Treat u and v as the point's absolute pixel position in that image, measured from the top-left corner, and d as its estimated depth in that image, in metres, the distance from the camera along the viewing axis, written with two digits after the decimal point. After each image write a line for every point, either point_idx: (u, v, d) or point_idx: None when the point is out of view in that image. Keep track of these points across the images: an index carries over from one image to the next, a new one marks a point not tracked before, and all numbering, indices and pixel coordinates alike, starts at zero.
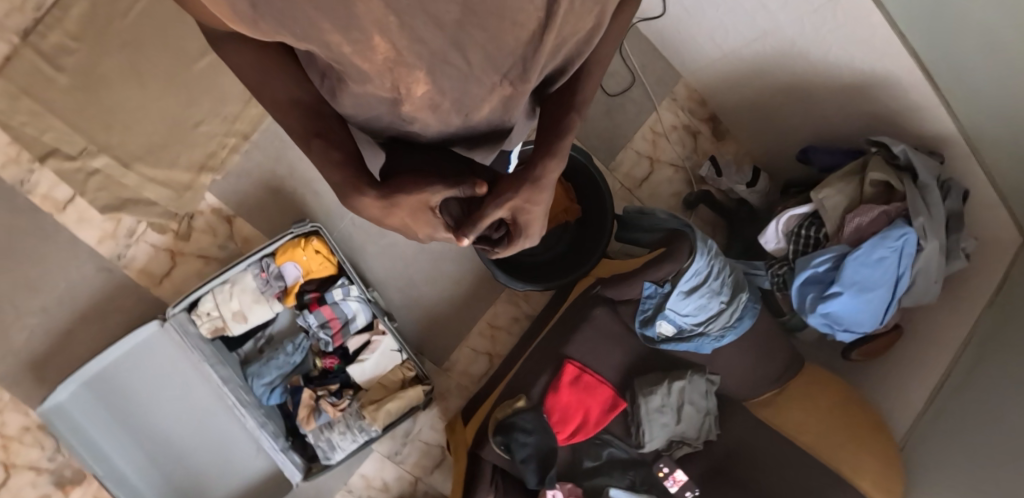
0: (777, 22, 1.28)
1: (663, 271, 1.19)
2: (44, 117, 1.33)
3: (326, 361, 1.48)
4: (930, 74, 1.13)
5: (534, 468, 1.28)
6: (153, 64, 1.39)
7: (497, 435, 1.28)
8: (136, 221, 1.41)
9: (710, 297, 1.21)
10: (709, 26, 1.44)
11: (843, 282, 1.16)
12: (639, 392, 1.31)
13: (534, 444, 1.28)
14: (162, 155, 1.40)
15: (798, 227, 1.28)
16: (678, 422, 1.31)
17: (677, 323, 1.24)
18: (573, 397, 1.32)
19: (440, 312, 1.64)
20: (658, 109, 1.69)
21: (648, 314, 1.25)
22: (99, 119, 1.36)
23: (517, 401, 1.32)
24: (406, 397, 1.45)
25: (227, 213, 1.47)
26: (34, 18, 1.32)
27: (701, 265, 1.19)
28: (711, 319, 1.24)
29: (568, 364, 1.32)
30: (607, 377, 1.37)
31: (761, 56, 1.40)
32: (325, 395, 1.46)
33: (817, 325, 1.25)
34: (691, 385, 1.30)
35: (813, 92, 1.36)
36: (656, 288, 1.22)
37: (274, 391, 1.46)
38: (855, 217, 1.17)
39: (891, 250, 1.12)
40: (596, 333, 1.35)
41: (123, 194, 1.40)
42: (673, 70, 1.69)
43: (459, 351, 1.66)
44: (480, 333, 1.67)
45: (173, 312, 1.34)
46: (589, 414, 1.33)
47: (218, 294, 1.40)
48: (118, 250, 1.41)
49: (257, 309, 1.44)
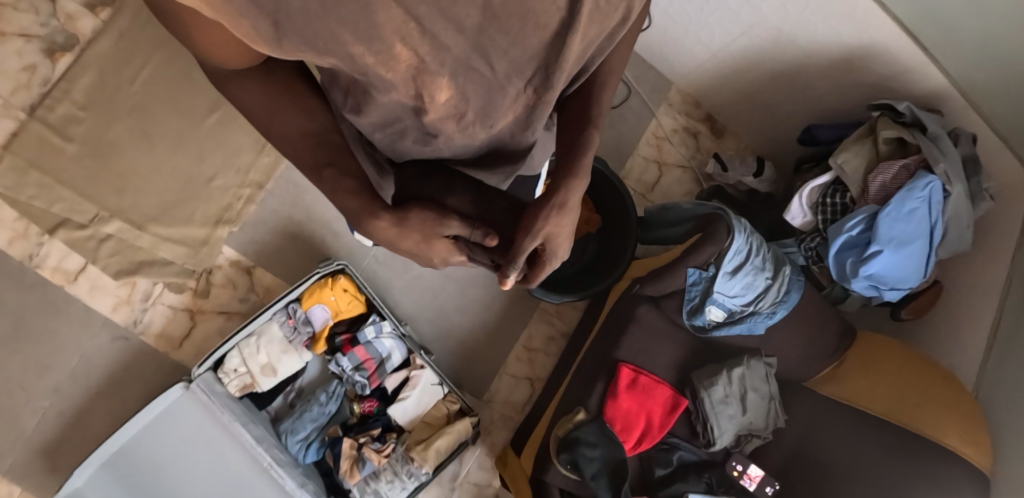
0: (761, 14, 1.37)
1: (704, 254, 1.19)
2: (53, 188, 1.30)
3: (365, 405, 1.40)
4: (915, 35, 1.20)
5: (605, 484, 1.20)
6: (161, 124, 1.37)
7: (562, 453, 1.21)
8: (151, 283, 1.36)
9: (756, 275, 1.20)
10: (696, 29, 1.54)
11: (880, 240, 1.18)
12: (700, 386, 1.26)
13: (601, 458, 1.21)
14: (176, 213, 1.37)
15: (821, 197, 1.31)
16: (744, 413, 1.26)
17: (727, 306, 1.22)
18: (633, 402, 1.26)
19: (474, 342, 1.59)
20: (657, 115, 1.77)
21: (696, 301, 1.23)
22: (109, 184, 1.33)
23: (576, 414, 1.25)
24: (455, 432, 1.36)
25: (246, 264, 1.42)
26: (40, 93, 1.31)
27: (742, 243, 1.19)
28: (760, 297, 1.22)
29: (622, 367, 1.27)
30: (662, 376, 1.31)
31: (749, 48, 1.49)
32: (367, 441, 1.35)
33: (862, 289, 1.25)
34: (751, 370, 1.27)
35: (805, 73, 1.44)
36: (700, 273, 1.21)
37: (311, 447, 1.36)
38: (877, 176, 1.21)
39: (919, 201, 1.15)
40: (645, 332, 1.30)
41: (137, 257, 1.34)
42: (664, 78, 1.78)
43: (498, 380, 1.60)
44: (517, 358, 1.61)
45: (198, 372, 1.28)
46: (651, 417, 1.27)
47: (243, 349, 1.33)
48: (135, 316, 1.35)
49: (287, 359, 1.37)
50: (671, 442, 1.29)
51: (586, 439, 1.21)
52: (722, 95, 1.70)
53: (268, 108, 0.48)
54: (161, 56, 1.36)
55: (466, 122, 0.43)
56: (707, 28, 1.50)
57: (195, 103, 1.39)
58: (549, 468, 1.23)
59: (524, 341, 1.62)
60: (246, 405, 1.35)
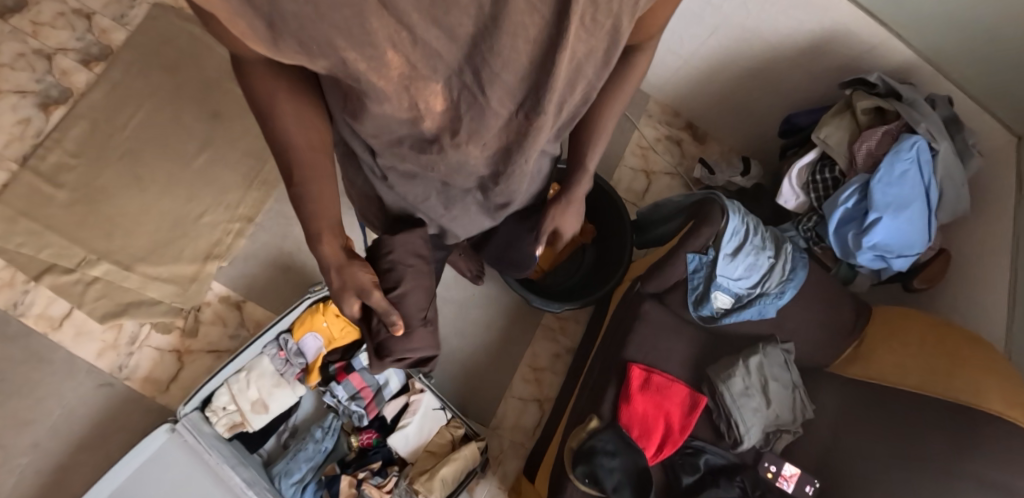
0: (725, 15, 1.44)
1: (703, 237, 1.15)
2: (42, 234, 1.30)
3: (363, 438, 1.31)
4: (875, 13, 1.26)
5: (628, 496, 1.11)
6: (151, 165, 1.39)
7: (579, 466, 1.12)
8: (138, 324, 1.31)
9: (757, 254, 1.17)
10: (666, 39, 1.61)
11: (877, 207, 1.17)
12: (718, 380, 1.17)
13: (621, 468, 1.12)
14: (165, 251, 1.35)
15: (811, 176, 1.31)
16: (768, 405, 1.17)
17: (732, 289, 1.19)
18: (649, 404, 1.16)
19: (477, 364, 1.52)
20: (639, 127, 1.81)
21: (700, 290, 1.19)
22: (98, 226, 1.33)
23: (589, 422, 1.17)
24: (462, 459, 1.26)
25: (236, 298, 1.38)
26: (33, 144, 1.34)
27: (739, 224, 1.17)
28: (766, 277, 1.18)
29: (633, 367, 1.19)
30: (675, 375, 1.23)
31: (720, 50, 1.55)
32: (367, 477, 1.25)
33: (869, 262, 1.22)
34: (769, 358, 1.19)
35: (776, 65, 1.50)
36: (700, 258, 1.18)
37: (307, 489, 1.27)
38: (862, 144, 1.22)
39: (908, 162, 1.15)
40: (653, 329, 1.23)
41: (124, 298, 1.31)
42: (642, 92, 1.84)
43: (505, 404, 1.50)
44: (524, 379, 1.53)
45: (184, 411, 1.20)
46: (671, 420, 1.17)
47: (232, 386, 1.26)
48: (120, 361, 1.29)
49: (278, 393, 1.29)
50: (693, 446, 1.19)
51: (602, 448, 1.13)
52: (700, 100, 1.76)
53: (275, 107, 0.49)
54: (154, 103, 1.42)
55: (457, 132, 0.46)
56: (675, 36, 1.58)
57: (185, 144, 1.41)
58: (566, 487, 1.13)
59: (529, 359, 1.54)
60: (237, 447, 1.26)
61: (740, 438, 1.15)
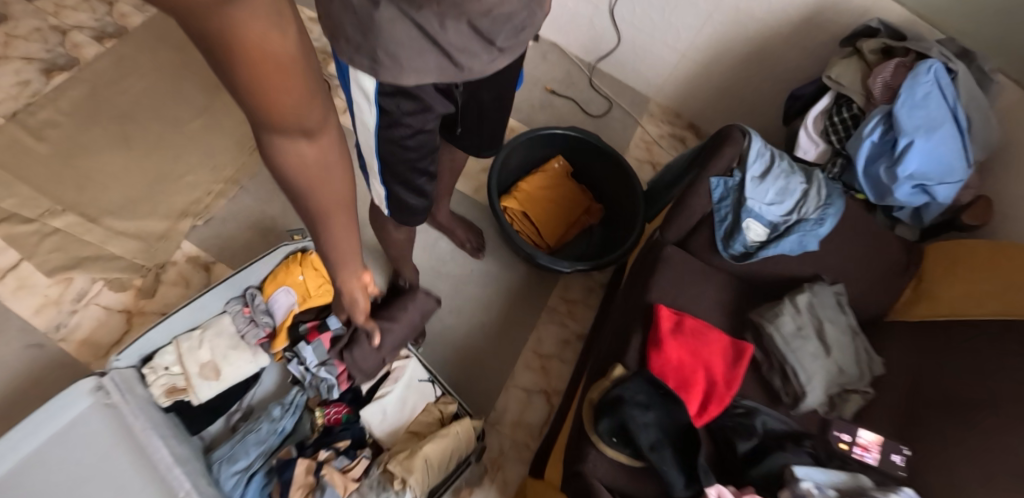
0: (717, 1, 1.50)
1: (726, 158, 1.05)
2: (10, 184, 1.22)
3: (331, 412, 1.11)
4: None
5: (670, 457, 0.86)
6: (141, 127, 1.35)
7: (603, 421, 0.89)
8: (89, 280, 1.17)
9: (787, 179, 1.07)
10: (662, 36, 1.67)
11: (907, 132, 1.11)
12: (764, 320, 1.00)
13: (657, 423, 0.88)
14: (137, 207, 1.26)
15: (828, 121, 1.27)
16: (829, 352, 0.98)
17: (765, 216, 1.05)
18: (684, 350, 0.98)
19: (475, 347, 1.33)
20: (642, 124, 1.82)
21: (730, 221, 1.06)
22: (71, 179, 1.26)
23: (613, 374, 0.95)
24: (451, 436, 1.05)
25: (205, 259, 1.25)
26: (27, 102, 1.32)
27: (760, 147, 1.07)
28: (800, 204, 1.07)
29: (660, 309, 1.02)
30: (713, 323, 1.06)
31: (716, 37, 1.60)
32: (329, 459, 1.03)
33: (908, 196, 1.14)
34: (818, 297, 1.03)
35: (774, 45, 1.54)
36: (726, 183, 1.06)
37: (252, 480, 1.02)
38: (878, 78, 1.18)
39: (929, 84, 1.11)
40: (678, 272, 1.08)
41: (80, 252, 1.19)
42: (642, 94, 1.88)
43: (507, 395, 1.29)
44: (528, 366, 1.33)
45: (117, 365, 1.00)
46: (713, 371, 0.97)
47: (182, 344, 1.07)
48: (59, 319, 1.12)
49: (235, 356, 1.10)
50: (741, 407, 0.96)
51: (632, 398, 0.90)
52: (700, 98, 1.79)
53: (278, 160, 0.46)
54: (157, 73, 1.42)
55: None
56: (673, 29, 1.64)
57: (181, 109, 1.39)
58: (592, 453, 0.87)
59: (533, 343, 1.36)
60: (173, 421, 1.04)
61: (803, 389, 0.94)
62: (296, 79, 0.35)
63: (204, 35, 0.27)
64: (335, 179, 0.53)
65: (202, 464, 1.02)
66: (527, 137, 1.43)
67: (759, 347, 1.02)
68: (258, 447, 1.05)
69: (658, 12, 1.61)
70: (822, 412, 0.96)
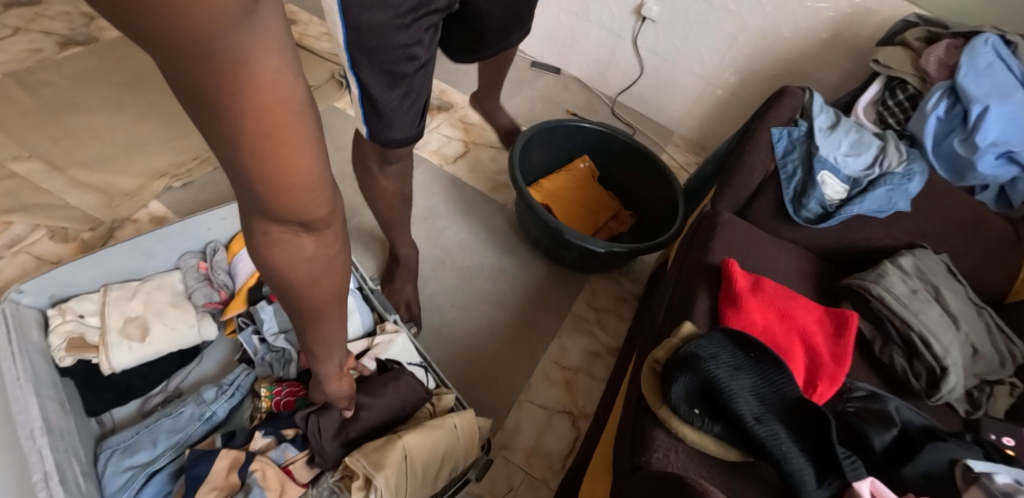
0: (743, 21, 1.63)
1: (785, 108, 1.02)
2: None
3: (283, 394, 0.89)
4: None
5: (785, 434, 0.61)
6: (143, 99, 1.39)
7: (681, 380, 0.64)
8: (29, 227, 1.13)
9: (859, 133, 1.01)
10: (688, 62, 1.81)
11: (978, 99, 1.03)
12: (867, 283, 0.84)
13: (755, 391, 0.65)
14: (110, 164, 1.24)
15: (881, 106, 1.22)
16: (956, 323, 0.81)
17: (840, 168, 0.97)
18: (769, 313, 0.79)
19: (483, 349, 1.16)
20: (668, 151, 1.92)
21: (802, 175, 0.97)
22: (54, 134, 1.26)
23: (683, 330, 0.73)
24: (442, 429, 0.80)
25: (168, 219, 1.21)
26: (52, 75, 1.40)
27: (820, 111, 1.04)
28: (880, 159, 0.99)
29: (730, 266, 0.84)
30: (799, 290, 0.91)
31: (745, 60, 1.71)
32: (269, 449, 0.81)
33: (993, 167, 1.03)
34: (923, 261, 0.89)
35: (799, 66, 1.63)
36: (790, 134, 1.00)
37: (152, 475, 0.84)
38: (930, 58, 1.16)
39: (990, 56, 1.06)
40: (744, 233, 0.94)
41: (34, 199, 1.15)
42: (665, 127, 2.00)
43: (522, 411, 1.07)
44: (550, 379, 1.14)
45: (14, 299, 0.89)
46: (814, 341, 0.78)
47: (108, 295, 0.98)
48: None
49: (169, 316, 1.00)
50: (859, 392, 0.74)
51: (708, 356, 0.66)
52: (724, 127, 1.89)
53: (277, 255, 0.52)
54: None
55: None
56: (698, 54, 1.77)
57: None
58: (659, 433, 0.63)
59: (555, 353, 1.18)
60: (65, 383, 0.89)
61: (941, 364, 0.76)
62: (302, 149, 0.41)
63: (205, 94, 0.32)
64: (315, 268, 0.55)
65: (87, 452, 0.85)
66: (552, 128, 1.40)
67: (864, 315, 0.85)
68: (169, 437, 0.88)
69: (678, 41, 1.78)
70: (965, 412, 0.79)
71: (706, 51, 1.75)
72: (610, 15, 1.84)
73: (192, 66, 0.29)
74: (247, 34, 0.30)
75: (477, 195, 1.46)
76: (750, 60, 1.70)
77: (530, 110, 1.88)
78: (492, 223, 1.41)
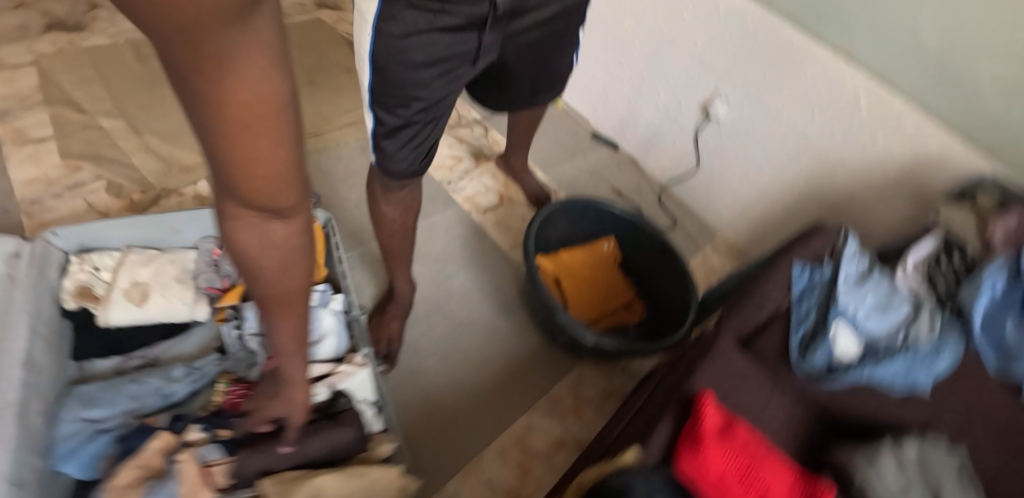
0: (808, 138, 1.58)
1: (813, 249, 0.96)
2: (100, 90, 1.45)
3: (234, 393, 0.94)
4: (971, 141, 1.31)
5: None
6: None
7: None
8: (90, 176, 1.29)
9: (890, 292, 0.93)
10: (743, 169, 1.78)
11: None
12: (859, 468, 0.77)
13: None
14: (176, 138, 1.41)
15: (934, 261, 1.10)
16: None
17: (857, 325, 0.90)
18: (732, 469, 0.73)
19: (448, 403, 1.16)
20: (702, 252, 1.89)
21: (813, 323, 0.91)
22: (139, 99, 1.46)
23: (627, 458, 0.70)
24: (363, 479, 0.81)
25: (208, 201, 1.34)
26: None
27: (856, 260, 0.95)
28: (909, 326, 0.90)
29: (704, 399, 0.78)
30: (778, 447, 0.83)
31: (806, 179, 1.64)
32: (198, 443, 0.83)
33: None
34: (933, 454, 0.79)
35: (859, 200, 1.55)
36: (811, 275, 0.94)
37: (96, 434, 0.89)
38: (998, 227, 1.06)
39: None
40: (738, 368, 0.87)
41: (104, 151, 1.33)
42: (709, 227, 1.95)
43: (462, 482, 1.05)
44: (504, 456, 1.10)
45: (49, 238, 1.01)
46: None
47: (126, 258, 1.07)
48: (41, 196, 1.24)
49: (169, 292, 1.07)
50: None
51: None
52: (770, 242, 1.81)
53: (243, 239, 0.55)
54: None
55: None
56: (755, 161, 1.74)
57: None
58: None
59: (518, 431, 1.14)
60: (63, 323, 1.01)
61: None
62: (277, 152, 0.44)
63: (205, 97, 0.35)
64: (278, 259, 0.59)
65: (55, 393, 0.94)
66: (583, 205, 1.40)
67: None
68: (127, 401, 0.94)
69: (738, 144, 1.76)
70: None
71: (762, 160, 1.72)
72: (677, 106, 1.86)
73: (178, 59, 0.30)
74: (236, 32, 0.30)
75: (494, 248, 1.48)
76: (808, 181, 1.64)
77: (576, 178, 1.91)
78: (500, 277, 1.41)
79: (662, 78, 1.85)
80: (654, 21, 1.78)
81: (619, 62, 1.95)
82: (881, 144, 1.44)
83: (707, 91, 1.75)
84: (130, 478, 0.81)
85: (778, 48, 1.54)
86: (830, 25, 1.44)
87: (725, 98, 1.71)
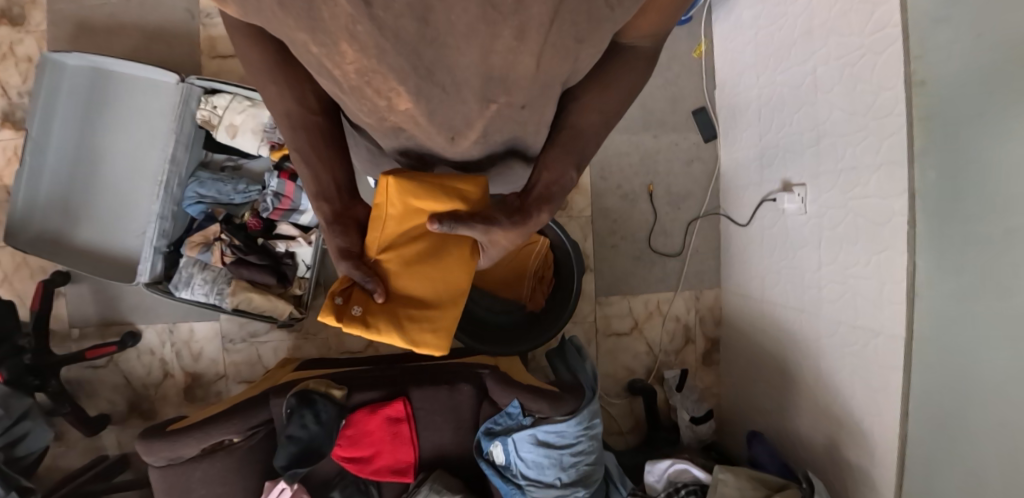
0: (818, 307, 1.13)
1: (547, 407, 0.99)
2: None
3: (251, 219, 1.26)
4: (916, 438, 0.90)
5: (301, 471, 0.98)
6: None
7: (294, 396, 0.98)
8: None
9: (554, 464, 1.00)
10: (769, 271, 1.28)
11: None
12: (429, 483, 1.03)
13: (298, 445, 0.97)
14: None
15: (682, 484, 1.07)
16: None
17: (514, 460, 1.02)
18: (380, 433, 1.04)
19: (323, 281, 1.38)
20: (677, 293, 1.45)
21: (494, 428, 1.03)
22: None
23: (334, 388, 1.04)
24: (273, 304, 1.24)
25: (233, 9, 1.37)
26: None
27: (573, 428, 1.01)
28: (540, 484, 1.01)
29: (400, 400, 1.04)
30: (426, 445, 1.09)
31: (787, 329, 1.23)
32: (223, 241, 1.22)
33: None
34: None
35: (799, 392, 1.19)
36: (518, 414, 1.02)
37: (198, 204, 1.25)
38: None
39: None
40: (437, 408, 1.06)
41: None
42: (718, 272, 1.47)
43: (275, 331, 1.39)
44: (323, 341, 1.39)
45: (191, 81, 1.22)
46: (378, 456, 1.05)
47: (233, 100, 1.21)
48: None
49: (245, 140, 1.23)
50: None
51: (286, 416, 0.99)
52: (742, 347, 1.39)
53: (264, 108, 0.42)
54: None
55: (414, 108, 0.35)
56: (797, 273, 1.19)
57: None
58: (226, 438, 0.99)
59: (333, 339, 1.39)
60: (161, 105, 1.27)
61: None
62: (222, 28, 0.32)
63: None
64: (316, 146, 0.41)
65: (189, 170, 1.27)
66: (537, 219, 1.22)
67: (422, 471, 1.09)
68: (216, 193, 1.25)
69: (777, 254, 1.25)
70: None
71: (814, 279, 1.14)
72: (772, 149, 1.25)
73: None
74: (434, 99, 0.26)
75: None
76: (812, 344, 1.15)
77: (623, 154, 1.40)
78: None
79: (783, 115, 1.20)
80: (823, 42, 1.06)
81: (769, 53, 1.23)
82: (893, 386, 0.95)
83: (799, 168, 1.17)
84: (196, 238, 1.23)
85: (883, 203, 0.95)
86: (927, 218, 0.86)
87: (802, 195, 1.15)
